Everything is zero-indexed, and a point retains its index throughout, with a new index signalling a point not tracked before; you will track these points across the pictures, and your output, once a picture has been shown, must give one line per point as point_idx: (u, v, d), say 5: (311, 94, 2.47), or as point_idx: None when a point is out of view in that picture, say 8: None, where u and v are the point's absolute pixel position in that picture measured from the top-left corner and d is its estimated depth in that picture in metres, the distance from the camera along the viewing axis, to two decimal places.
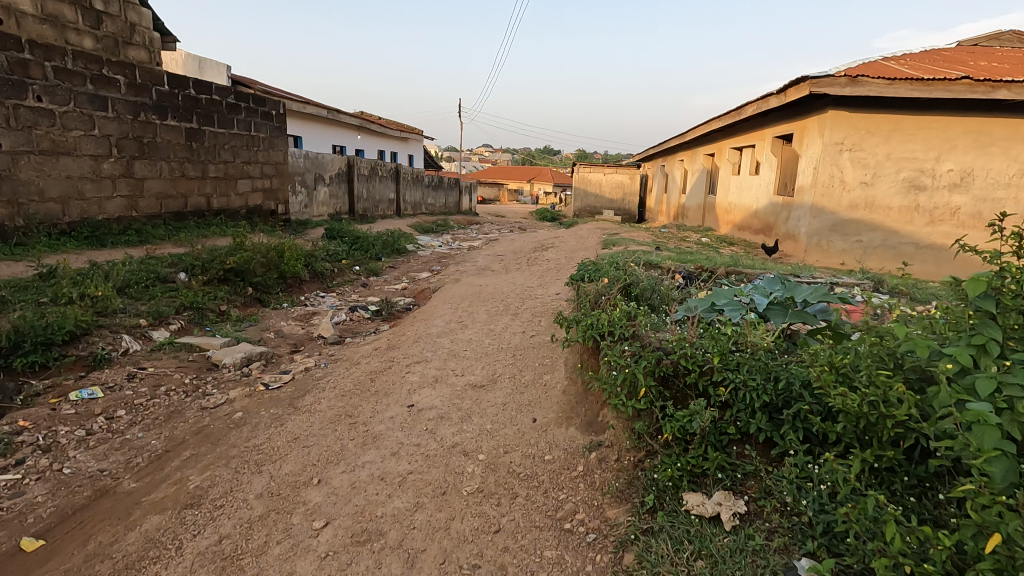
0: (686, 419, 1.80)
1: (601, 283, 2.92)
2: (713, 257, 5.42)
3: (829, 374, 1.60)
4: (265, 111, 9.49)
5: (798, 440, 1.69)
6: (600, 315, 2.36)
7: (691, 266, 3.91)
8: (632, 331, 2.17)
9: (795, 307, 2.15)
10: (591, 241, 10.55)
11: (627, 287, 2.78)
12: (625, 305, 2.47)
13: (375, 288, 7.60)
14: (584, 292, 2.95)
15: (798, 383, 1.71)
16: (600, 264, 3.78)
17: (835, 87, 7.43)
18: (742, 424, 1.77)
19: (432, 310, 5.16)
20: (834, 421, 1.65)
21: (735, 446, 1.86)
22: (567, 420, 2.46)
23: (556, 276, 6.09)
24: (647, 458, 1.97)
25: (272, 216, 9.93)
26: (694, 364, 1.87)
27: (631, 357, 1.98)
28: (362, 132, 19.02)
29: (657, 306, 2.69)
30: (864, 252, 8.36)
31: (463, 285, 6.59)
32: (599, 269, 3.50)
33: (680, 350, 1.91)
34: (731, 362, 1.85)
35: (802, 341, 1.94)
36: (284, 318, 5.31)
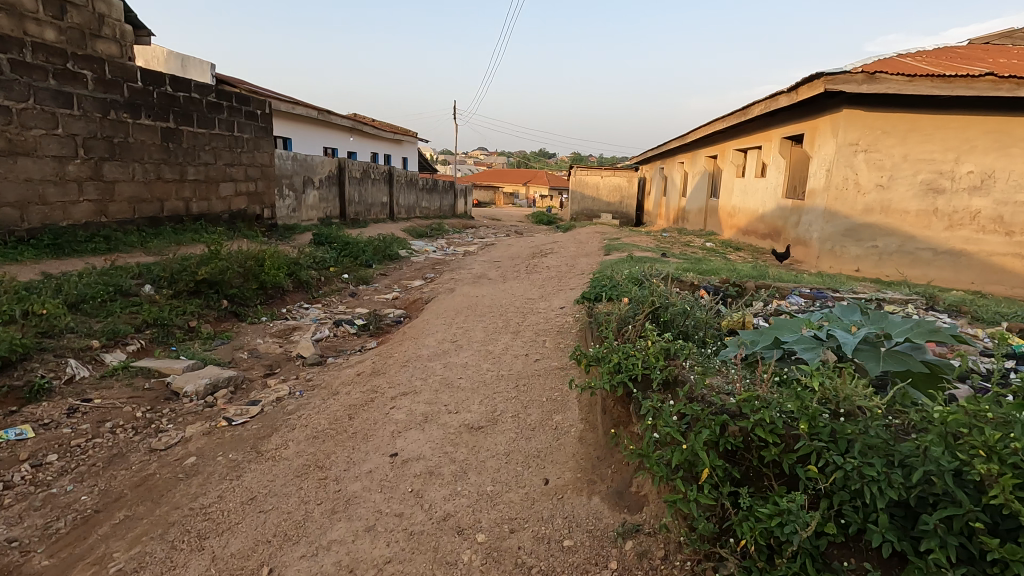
0: (776, 520, 1.42)
1: (622, 306, 2.51)
2: (731, 267, 4.97)
3: (1002, 472, 1.22)
4: (250, 110, 9.02)
5: (951, 561, 1.26)
6: (635, 351, 1.99)
7: (715, 280, 3.49)
8: (683, 381, 1.82)
9: (888, 350, 1.80)
10: (593, 245, 10.12)
11: (655, 313, 2.37)
12: (658, 336, 2.11)
13: (363, 298, 7.11)
14: (602, 316, 2.54)
15: (943, 475, 1.30)
16: (614, 277, 3.36)
17: (851, 85, 7.03)
18: (853, 526, 1.38)
19: (422, 326, 4.68)
20: (1005, 532, 1.25)
21: (840, 556, 1.43)
22: (588, 488, 2.01)
23: (558, 287, 5.64)
24: (716, 567, 1.54)
25: (257, 221, 9.45)
26: (776, 437, 1.51)
27: (690, 423, 1.63)
28: (354, 134, 18.54)
29: (691, 334, 2.29)
30: (879, 258, 7.96)
31: (457, 296, 6.11)
32: (614, 286, 3.08)
33: (756, 416, 1.55)
34: (828, 433, 1.48)
35: (909, 398, 1.59)
36: (260, 335, 4.83)
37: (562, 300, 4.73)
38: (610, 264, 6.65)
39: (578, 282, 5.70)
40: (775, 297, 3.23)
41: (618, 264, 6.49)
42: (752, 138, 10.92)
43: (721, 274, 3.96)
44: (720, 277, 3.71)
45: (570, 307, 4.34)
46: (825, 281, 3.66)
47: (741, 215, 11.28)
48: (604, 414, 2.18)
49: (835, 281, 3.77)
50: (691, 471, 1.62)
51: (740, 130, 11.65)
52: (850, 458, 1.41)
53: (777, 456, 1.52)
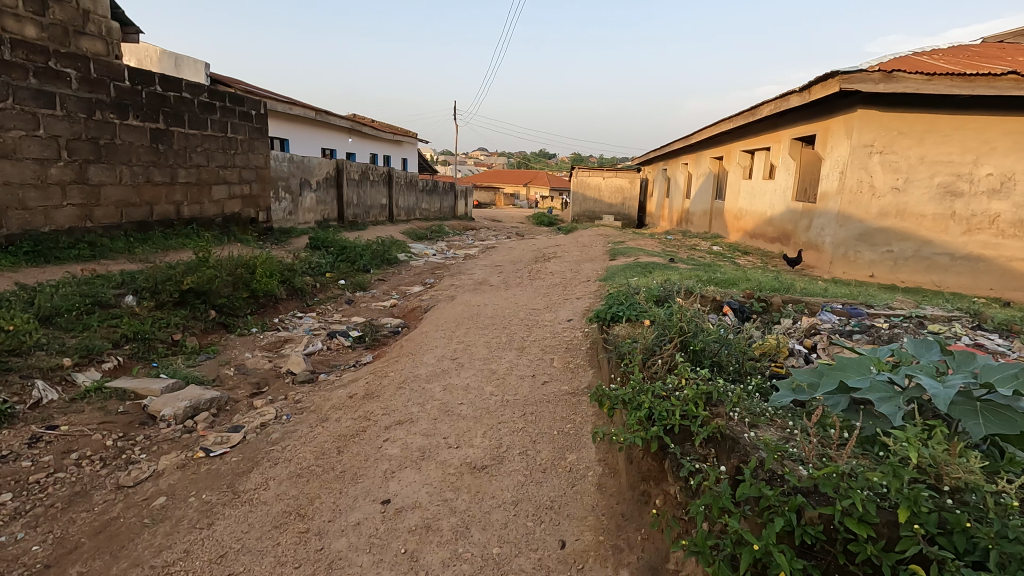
0: None
1: (649, 333, 2.27)
2: (746, 276, 4.69)
3: None
4: (245, 110, 8.77)
5: None
6: (670, 397, 1.83)
7: (737, 293, 3.21)
8: (740, 446, 1.60)
9: (986, 404, 1.55)
10: (597, 249, 9.85)
11: (686, 342, 2.17)
12: (692, 374, 1.95)
13: (360, 306, 6.84)
14: (625, 344, 2.31)
15: None
16: (629, 293, 3.09)
17: (868, 84, 6.75)
18: None
19: (419, 339, 4.39)
20: None
21: None
22: (614, 559, 1.75)
23: (563, 296, 5.36)
24: None
25: (251, 224, 9.21)
26: (870, 531, 1.29)
27: (759, 507, 1.41)
28: (353, 135, 18.28)
29: (726, 367, 2.09)
30: (894, 263, 7.69)
31: (457, 305, 5.83)
32: (632, 306, 2.81)
33: (844, 504, 1.32)
34: (937, 527, 1.27)
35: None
36: (249, 348, 4.56)
37: (569, 311, 4.45)
38: (617, 272, 6.38)
39: (585, 291, 5.43)
40: (805, 314, 2.96)
41: (625, 272, 6.22)
42: (760, 139, 10.65)
43: (742, 286, 3.68)
44: (740, 290, 3.44)
45: (578, 320, 4.06)
46: (856, 295, 3.37)
47: (748, 217, 11.01)
48: (631, 465, 1.96)
49: (865, 294, 3.49)
50: (759, 567, 1.41)
51: (748, 131, 11.36)
52: (986, 573, 1.16)
53: (873, 554, 1.29)
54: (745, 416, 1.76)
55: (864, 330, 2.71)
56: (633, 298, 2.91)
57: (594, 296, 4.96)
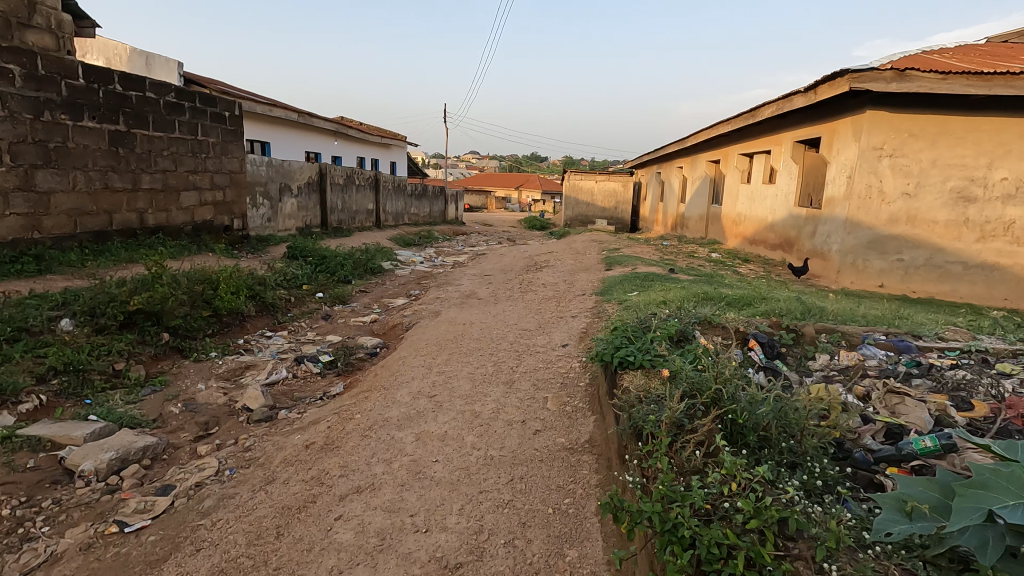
0: None
1: (675, 400, 1.82)
2: (759, 295, 4.24)
3: None
4: (216, 111, 8.25)
5: None
6: (721, 530, 1.39)
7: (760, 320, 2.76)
8: None
9: None
10: (592, 258, 9.40)
11: (725, 416, 1.75)
12: (744, 477, 1.52)
13: (337, 322, 6.33)
14: (643, 415, 1.87)
15: None
16: (636, 327, 2.62)
17: (879, 83, 6.32)
18: None
19: (394, 367, 3.89)
20: None
21: None
22: None
23: (556, 315, 4.88)
24: None
25: (225, 232, 8.70)
26: None
27: None
28: (339, 138, 17.75)
29: (775, 444, 1.68)
30: (905, 272, 7.29)
31: (441, 323, 5.33)
32: (645, 348, 2.35)
33: None
34: None
35: None
36: (203, 378, 4.03)
37: (564, 335, 3.97)
38: (615, 285, 5.92)
39: (581, 308, 4.96)
40: (842, 349, 2.51)
41: (625, 286, 5.76)
42: (759, 142, 10.26)
43: (762, 311, 3.23)
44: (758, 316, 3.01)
45: (575, 347, 3.58)
46: (896, 322, 2.92)
47: (748, 223, 10.61)
48: None
49: (904, 321, 3.05)
50: None
51: (746, 134, 10.96)
52: None
53: None
54: (848, 565, 1.29)
55: (920, 368, 2.25)
56: (645, 336, 2.46)
57: (592, 316, 4.49)
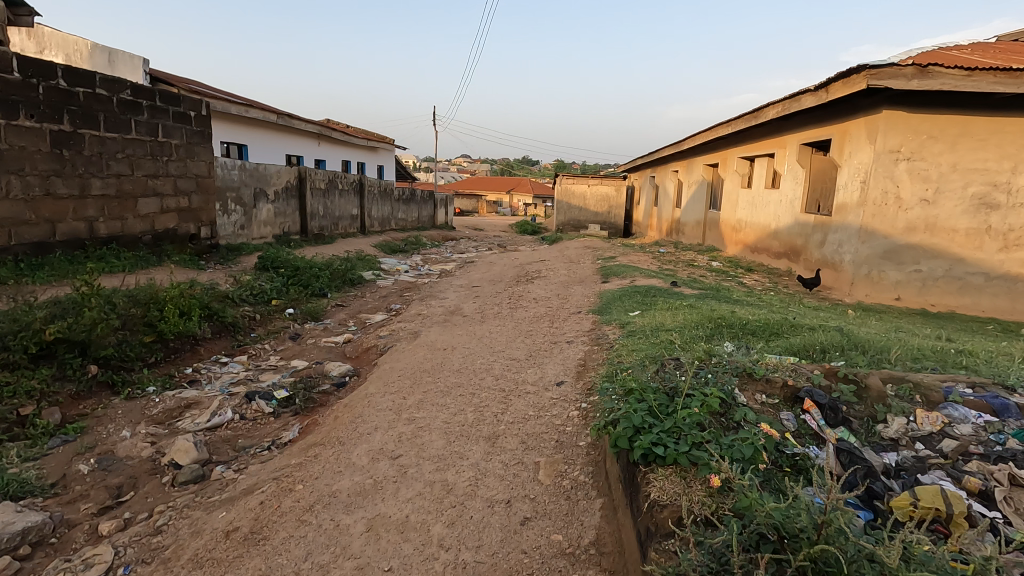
0: None
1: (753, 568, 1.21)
2: (784, 319, 3.68)
3: None
4: (180, 111, 7.61)
5: None
6: None
7: (808, 367, 2.19)
8: None
9: None
10: (586, 267, 8.81)
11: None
12: None
13: (306, 344, 5.70)
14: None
15: None
16: (656, 388, 2.03)
17: (900, 80, 5.78)
18: None
19: (357, 410, 3.26)
20: None
21: None
22: None
23: (549, 340, 4.28)
24: None
25: (190, 242, 8.04)
26: None
27: None
28: (322, 140, 17.08)
29: None
30: (923, 284, 6.77)
31: (419, 347, 4.71)
32: (677, 431, 1.75)
33: None
34: None
35: None
36: (131, 423, 3.38)
37: (559, 369, 3.37)
38: (613, 303, 5.34)
39: (577, 332, 4.37)
40: (919, 408, 1.94)
41: (625, 304, 5.18)
42: (762, 145, 9.75)
43: (799, 350, 2.66)
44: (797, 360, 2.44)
45: (572, 387, 2.99)
46: (972, 367, 2.35)
47: (749, 230, 10.09)
48: None
49: (974, 362, 2.49)
50: None
51: (747, 136, 10.47)
52: None
53: None
54: None
55: None
56: (672, 408, 1.86)
57: (591, 343, 3.90)
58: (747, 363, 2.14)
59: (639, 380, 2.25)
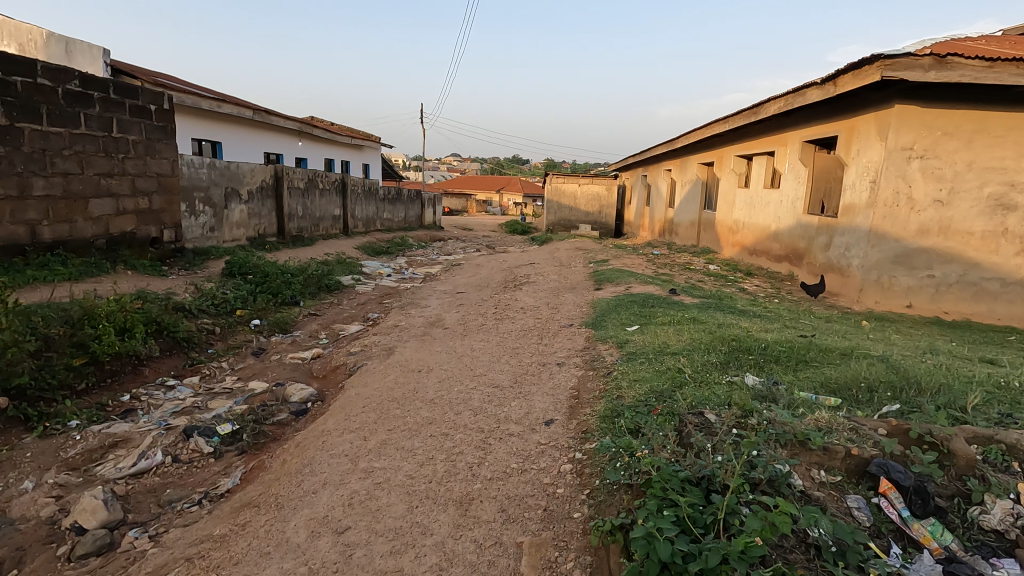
0: None
1: None
2: (807, 340, 3.21)
3: None
4: (138, 104, 7.02)
5: None
6: None
7: (869, 425, 1.76)
8: None
9: None
10: (577, 272, 8.32)
11: None
12: None
13: (269, 360, 5.16)
14: None
15: None
16: (683, 479, 1.56)
17: (916, 71, 5.34)
18: None
19: (307, 455, 2.73)
20: None
21: None
22: None
23: (537, 361, 3.77)
24: None
25: (152, 246, 7.46)
26: None
27: None
28: (303, 138, 16.45)
29: None
30: (936, 291, 6.36)
31: (391, 368, 4.18)
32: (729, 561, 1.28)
33: None
34: None
35: None
36: (38, 469, 2.84)
37: (548, 404, 2.86)
38: (609, 315, 4.84)
39: (569, 352, 3.86)
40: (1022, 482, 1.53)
41: (622, 317, 4.68)
42: (761, 143, 9.30)
43: (837, 389, 2.20)
44: (842, 408, 2.01)
45: (563, 430, 2.48)
46: None
47: (748, 231, 9.65)
48: None
49: None
50: None
51: (745, 134, 10.04)
52: None
53: None
54: None
55: None
56: (713, 517, 1.41)
57: (585, 367, 3.40)
58: (798, 428, 1.72)
59: (659, 450, 1.80)
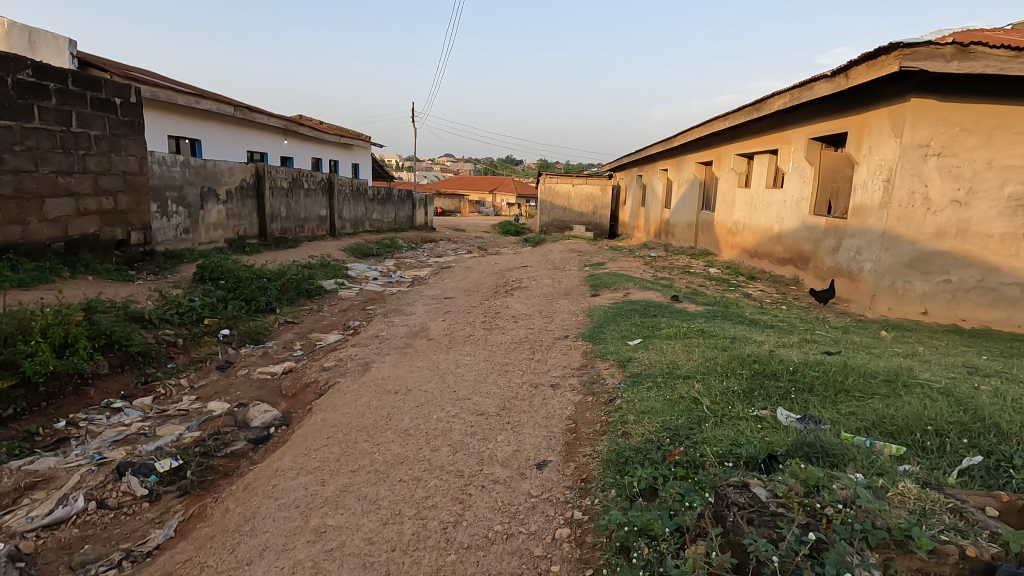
0: None
1: None
2: (838, 361, 2.79)
3: None
4: (101, 96, 6.54)
5: None
6: None
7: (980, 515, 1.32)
8: None
9: None
10: (573, 276, 7.89)
11: None
12: None
13: (235, 375, 4.69)
14: None
15: None
16: None
17: (937, 62, 4.96)
18: None
19: (251, 505, 2.28)
20: None
21: None
22: None
23: (528, 382, 3.33)
24: None
25: (118, 248, 6.96)
26: None
27: None
28: (289, 136, 15.95)
29: None
30: (952, 297, 5.98)
31: (364, 387, 3.71)
32: None
33: None
34: None
35: None
36: None
37: (540, 439, 2.43)
38: (608, 327, 4.40)
39: (563, 371, 3.42)
40: None
41: (623, 329, 4.25)
42: (764, 141, 8.92)
43: (898, 432, 1.79)
44: (915, 465, 1.60)
45: (559, 480, 2.05)
46: None
47: (749, 233, 9.26)
48: None
49: None
50: None
51: (746, 131, 9.65)
52: None
53: None
54: None
55: None
56: None
57: (583, 391, 2.96)
58: (890, 520, 1.28)
59: (697, 547, 1.36)
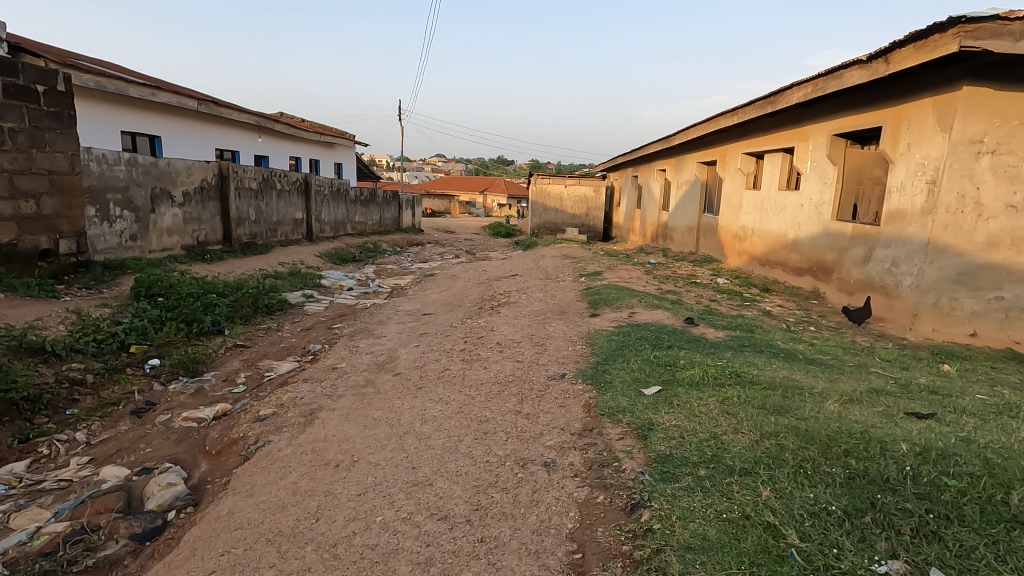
0: None
1: None
2: (960, 442, 1.93)
3: None
4: (17, 83, 5.60)
5: None
6: None
7: None
8: None
9: None
10: (568, 289, 7.01)
11: None
12: None
13: (153, 422, 3.77)
14: None
15: None
16: None
17: (1004, 41, 4.15)
18: None
19: None
20: None
21: None
22: None
23: (512, 456, 2.44)
24: None
25: (43, 258, 6.02)
26: None
27: None
28: (263, 134, 14.95)
29: None
30: (1006, 317, 5.13)
31: (298, 455, 2.81)
32: None
33: None
34: None
35: None
36: None
37: None
38: (614, 364, 3.52)
39: (560, 439, 2.54)
40: None
41: (634, 368, 3.37)
42: (777, 138, 8.11)
43: None
44: None
45: None
46: None
47: (759, 239, 8.44)
48: None
49: None
50: None
51: (756, 127, 8.83)
52: None
53: None
54: None
55: None
56: None
57: (590, 481, 2.09)
58: None
59: None
